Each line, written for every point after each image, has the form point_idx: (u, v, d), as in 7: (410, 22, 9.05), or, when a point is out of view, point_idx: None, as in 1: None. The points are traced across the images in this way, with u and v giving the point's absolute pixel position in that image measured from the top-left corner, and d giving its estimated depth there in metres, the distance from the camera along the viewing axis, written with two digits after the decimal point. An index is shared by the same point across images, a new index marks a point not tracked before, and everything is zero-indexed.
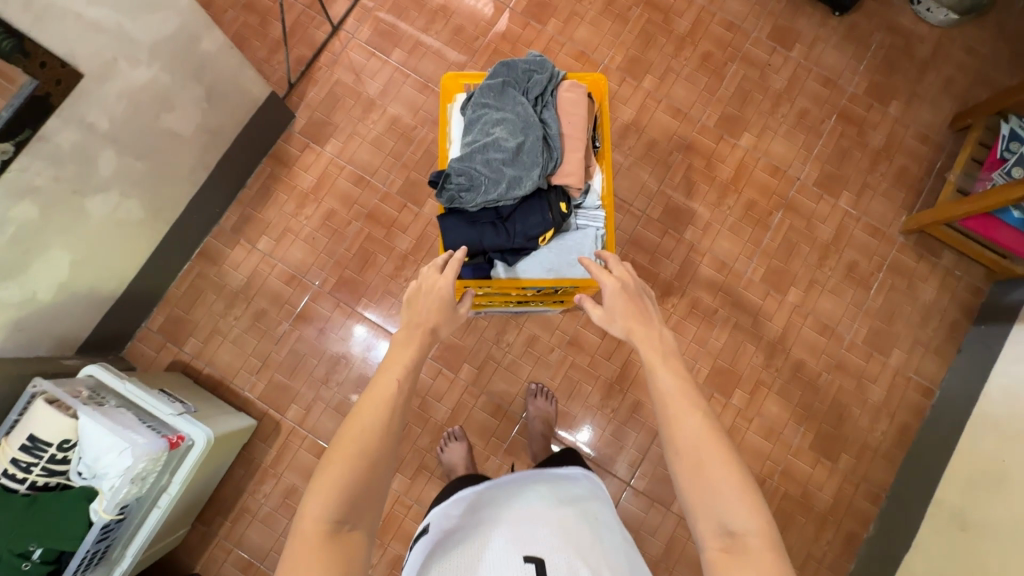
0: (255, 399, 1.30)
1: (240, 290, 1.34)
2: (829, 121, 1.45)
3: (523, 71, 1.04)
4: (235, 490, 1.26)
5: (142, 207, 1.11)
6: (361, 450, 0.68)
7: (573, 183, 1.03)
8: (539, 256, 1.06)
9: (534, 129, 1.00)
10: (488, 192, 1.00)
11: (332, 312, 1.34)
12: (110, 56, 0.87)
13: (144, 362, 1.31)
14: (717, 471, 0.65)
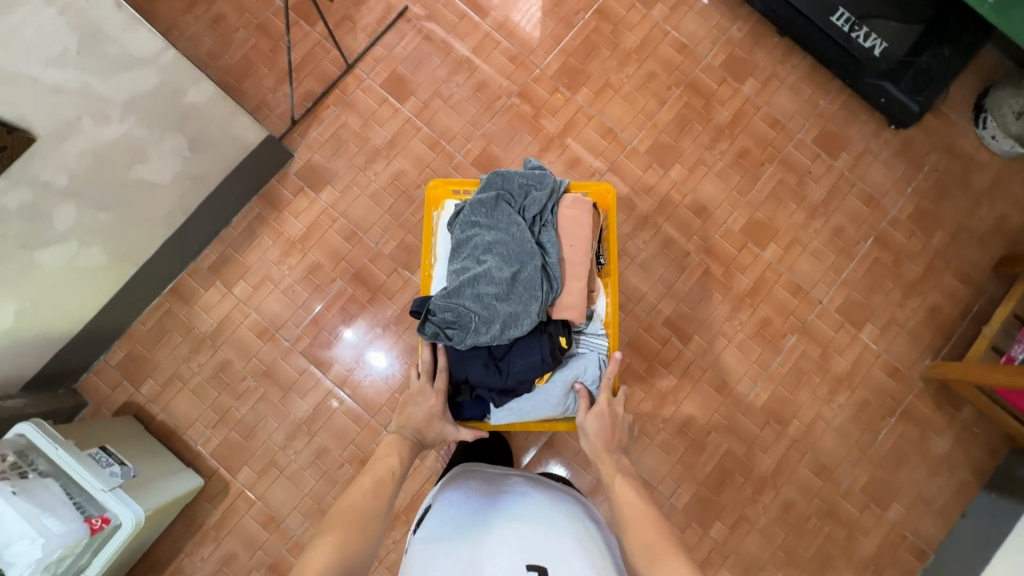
0: (298, 352, 1.25)
1: (297, 239, 1.28)
2: (933, 155, 1.35)
3: (521, 187, 1.06)
4: (263, 442, 1.23)
5: (106, 253, 1.01)
6: (356, 518, 0.78)
7: (573, 318, 1.05)
8: (538, 395, 1.06)
9: (531, 257, 1.01)
10: (479, 331, 1.00)
11: (387, 276, 1.27)
12: (71, 116, 0.76)
13: (178, 299, 1.25)
14: (648, 536, 0.76)
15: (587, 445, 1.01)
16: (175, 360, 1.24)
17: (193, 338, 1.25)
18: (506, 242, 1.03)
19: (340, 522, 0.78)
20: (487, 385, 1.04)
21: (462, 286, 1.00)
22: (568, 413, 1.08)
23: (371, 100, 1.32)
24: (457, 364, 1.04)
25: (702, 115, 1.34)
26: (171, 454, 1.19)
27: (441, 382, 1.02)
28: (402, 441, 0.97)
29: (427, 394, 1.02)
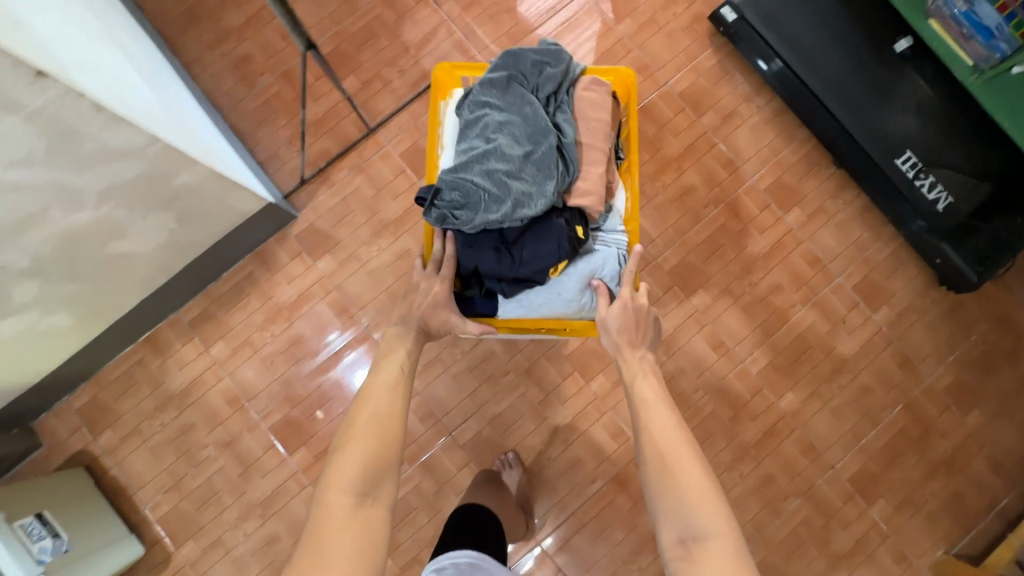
0: (266, 426, 1.18)
1: (286, 306, 1.21)
2: (983, 325, 1.22)
3: (534, 63, 1.01)
4: (215, 518, 1.16)
5: (74, 315, 0.94)
6: (374, 434, 0.80)
7: (589, 205, 0.99)
8: (552, 286, 1.01)
9: (545, 135, 0.96)
10: (489, 211, 0.94)
11: (373, 361, 1.20)
12: (35, 209, 0.68)
13: (151, 352, 1.19)
14: (682, 478, 0.71)
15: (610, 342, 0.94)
16: (138, 417, 1.18)
17: (159, 394, 1.18)
18: (518, 122, 0.98)
19: (349, 458, 0.77)
20: (498, 275, 0.98)
21: (474, 165, 0.96)
22: (583, 312, 1.03)
23: (388, 169, 1.24)
24: (467, 252, 0.98)
25: (736, 242, 1.24)
26: (115, 518, 1.12)
27: (449, 275, 0.98)
28: (409, 336, 0.96)
29: (436, 282, 0.98)
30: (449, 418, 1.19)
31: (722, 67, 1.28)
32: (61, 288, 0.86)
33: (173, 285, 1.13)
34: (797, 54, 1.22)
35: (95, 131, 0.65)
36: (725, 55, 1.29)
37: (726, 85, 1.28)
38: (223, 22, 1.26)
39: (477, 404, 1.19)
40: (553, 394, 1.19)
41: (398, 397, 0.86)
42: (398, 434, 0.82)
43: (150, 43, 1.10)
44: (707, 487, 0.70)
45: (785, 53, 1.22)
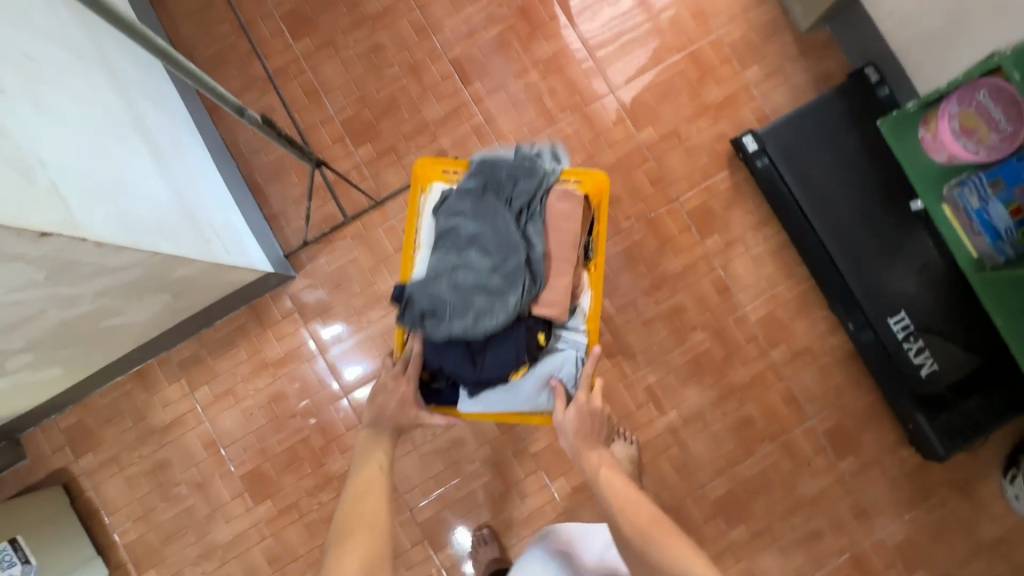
0: (236, 474, 1.23)
1: (273, 363, 1.24)
2: (944, 489, 1.24)
3: (508, 175, 0.94)
4: (178, 553, 1.22)
5: (66, 368, 0.98)
6: (368, 515, 0.88)
7: (554, 316, 0.93)
8: (511, 391, 0.95)
9: (516, 250, 0.89)
10: (451, 323, 0.88)
11: (347, 429, 1.24)
12: (32, 314, 0.72)
13: (139, 386, 1.23)
14: (668, 541, 0.79)
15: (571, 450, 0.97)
16: (119, 445, 1.23)
17: (142, 427, 1.23)
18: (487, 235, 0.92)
19: (350, 543, 0.84)
20: (459, 376, 0.93)
21: (434, 287, 0.90)
22: (544, 407, 0.99)
23: (391, 243, 1.27)
24: (432, 353, 0.93)
25: (717, 368, 1.26)
26: (86, 539, 1.18)
27: (416, 376, 0.95)
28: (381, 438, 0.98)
29: (401, 384, 0.95)
30: (411, 494, 1.23)
31: (735, 191, 1.28)
32: (57, 355, 0.91)
33: (169, 334, 1.17)
34: (810, 195, 1.21)
35: (94, 260, 0.68)
36: (740, 180, 1.28)
37: (735, 209, 1.28)
38: (251, 72, 1.28)
39: (440, 485, 1.24)
40: (514, 488, 1.23)
41: (383, 476, 0.94)
42: (388, 509, 0.90)
43: (179, 104, 1.13)
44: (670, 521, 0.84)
45: (799, 192, 1.21)
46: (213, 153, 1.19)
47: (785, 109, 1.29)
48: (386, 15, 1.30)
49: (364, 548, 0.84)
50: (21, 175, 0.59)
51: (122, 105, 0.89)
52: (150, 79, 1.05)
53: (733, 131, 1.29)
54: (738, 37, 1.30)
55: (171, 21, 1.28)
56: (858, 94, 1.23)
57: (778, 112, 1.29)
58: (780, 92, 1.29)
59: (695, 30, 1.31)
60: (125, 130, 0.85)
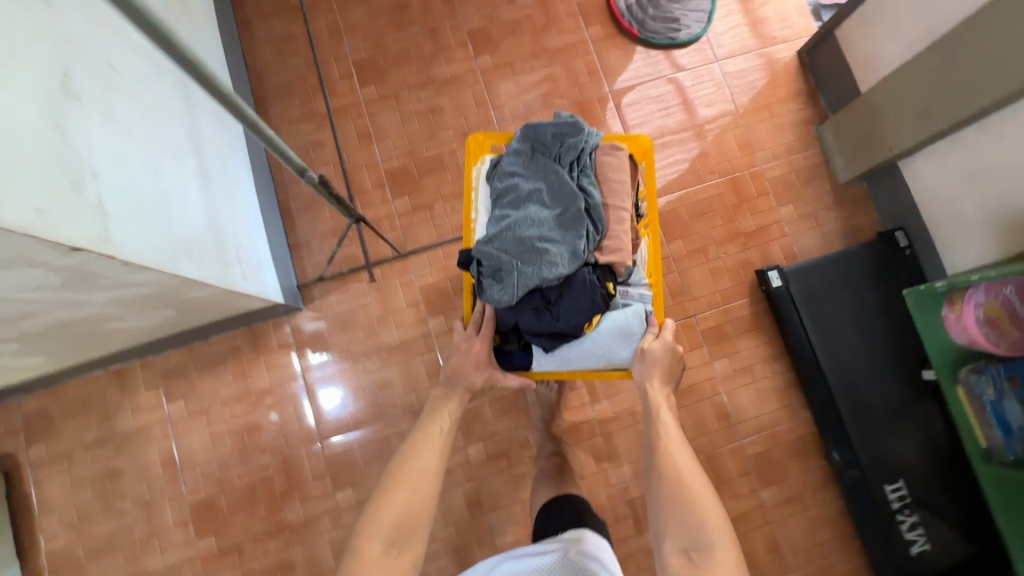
0: (187, 499, 1.16)
1: (257, 390, 1.20)
2: None
3: (554, 134, 1.01)
4: (100, 574, 1.12)
5: (47, 358, 0.94)
6: (418, 482, 0.86)
7: (619, 260, 0.99)
8: (586, 345, 1.00)
9: (573, 201, 0.97)
10: (524, 276, 0.94)
11: (315, 476, 1.18)
12: (33, 312, 0.70)
13: (114, 384, 1.19)
14: (698, 499, 0.80)
15: (641, 381, 1.00)
16: (75, 443, 1.17)
17: (105, 428, 1.17)
18: (542, 192, 0.99)
19: (387, 510, 0.81)
20: (534, 333, 0.98)
21: (503, 241, 0.96)
22: (617, 361, 1.02)
23: (405, 296, 1.26)
24: (506, 312, 0.99)
25: None
26: (9, 537, 1.10)
27: (489, 337, 1.00)
28: (454, 394, 1.00)
29: (475, 342, 1.01)
30: None
31: (752, 320, 1.28)
32: (38, 348, 0.87)
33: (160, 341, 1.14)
34: (825, 343, 1.21)
35: (114, 275, 0.67)
36: (759, 311, 1.29)
37: (749, 338, 1.28)
38: (312, 106, 1.32)
39: None
40: None
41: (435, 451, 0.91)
42: (433, 485, 0.87)
43: (236, 124, 1.16)
44: (719, 522, 0.77)
45: (815, 337, 1.21)
46: (255, 174, 1.21)
47: (812, 252, 1.32)
48: (452, 81, 1.35)
49: (401, 509, 0.81)
50: (71, 185, 0.58)
51: (185, 121, 0.91)
52: None
53: (760, 262, 1.31)
54: (779, 175, 1.35)
55: (250, 45, 1.34)
56: (886, 256, 1.26)
57: (805, 253, 1.32)
58: (811, 235, 1.32)
59: (740, 160, 1.35)
60: (182, 147, 0.87)
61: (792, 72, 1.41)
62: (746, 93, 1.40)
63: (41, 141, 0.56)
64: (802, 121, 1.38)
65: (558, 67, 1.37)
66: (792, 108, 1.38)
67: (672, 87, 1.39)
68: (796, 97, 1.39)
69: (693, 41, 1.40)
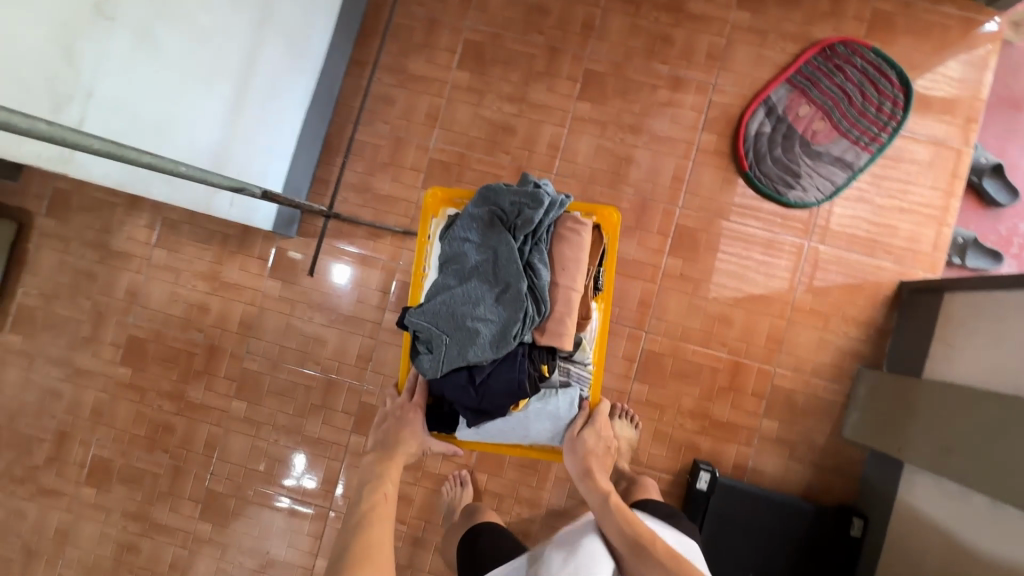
0: (127, 330, 1.31)
1: (223, 280, 1.30)
2: None
3: (512, 201, 0.83)
4: (43, 344, 1.32)
5: None
6: (380, 522, 0.82)
7: (561, 341, 0.83)
8: (512, 426, 0.89)
9: (516, 278, 0.81)
10: (448, 353, 0.82)
11: (226, 375, 1.29)
12: None
13: (125, 207, 1.32)
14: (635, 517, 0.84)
15: (578, 475, 0.91)
16: (76, 234, 1.33)
17: (101, 237, 1.32)
18: (486, 261, 0.83)
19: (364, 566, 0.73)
20: (460, 405, 0.85)
21: (435, 309, 0.82)
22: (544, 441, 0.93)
23: (379, 279, 1.29)
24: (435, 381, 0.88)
25: None
26: None
27: (423, 401, 0.92)
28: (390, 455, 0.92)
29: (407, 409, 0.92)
30: (222, 464, 1.28)
31: (661, 497, 1.23)
32: None
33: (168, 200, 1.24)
34: (705, 569, 1.14)
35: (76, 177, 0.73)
36: (673, 496, 1.22)
37: None
38: (405, 61, 1.30)
39: (245, 477, 1.28)
40: (290, 532, 1.27)
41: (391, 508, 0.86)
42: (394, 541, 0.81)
43: (317, 48, 1.17)
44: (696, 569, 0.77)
45: None
46: (314, 102, 1.23)
47: (764, 478, 1.21)
48: (541, 110, 1.28)
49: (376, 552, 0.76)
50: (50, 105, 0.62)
51: (243, 41, 0.92)
52: (306, 17, 1.09)
53: (706, 453, 1.22)
54: (786, 388, 1.22)
55: None
56: (826, 533, 1.14)
57: (756, 475, 1.21)
58: (775, 462, 1.21)
59: (759, 349, 1.23)
60: (223, 69, 0.89)
61: (879, 297, 1.22)
62: (815, 288, 1.24)
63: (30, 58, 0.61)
64: (850, 351, 1.21)
65: (647, 153, 1.26)
66: (849, 333, 1.22)
67: (746, 238, 1.25)
68: (862, 324, 1.22)
69: (799, 207, 1.23)
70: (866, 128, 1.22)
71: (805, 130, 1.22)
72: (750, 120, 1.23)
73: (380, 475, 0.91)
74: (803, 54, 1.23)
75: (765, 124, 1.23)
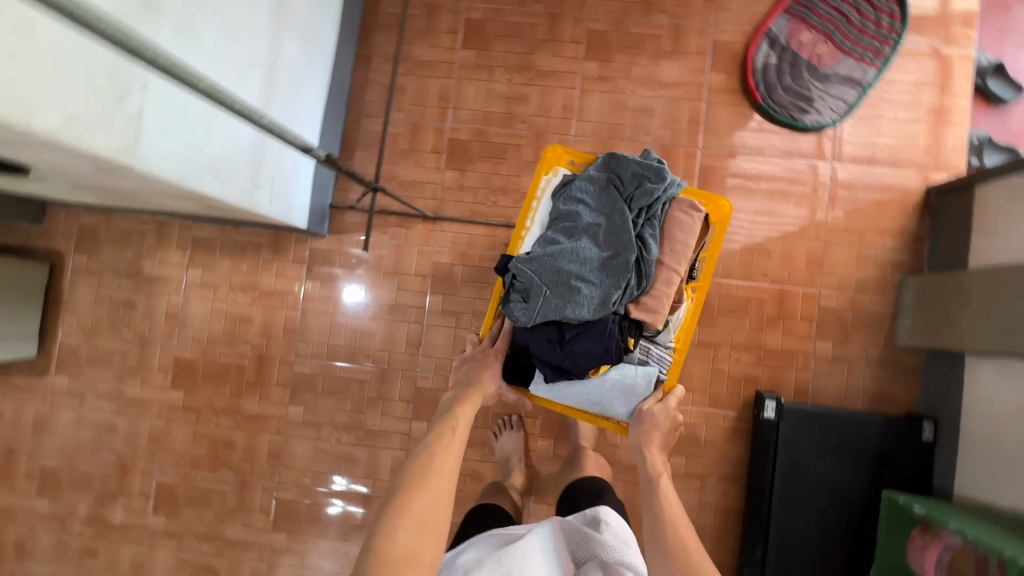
0: (173, 353, 1.31)
1: (261, 290, 1.31)
2: None
3: (635, 174, 0.91)
4: (91, 379, 1.32)
5: (95, 198, 1.06)
6: (444, 469, 0.78)
7: (652, 320, 0.89)
8: (586, 387, 0.93)
9: (627, 247, 0.88)
10: (547, 305, 0.87)
11: (279, 383, 1.29)
12: (77, 176, 0.79)
13: (154, 232, 1.33)
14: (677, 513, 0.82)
15: (637, 445, 0.95)
16: (108, 266, 1.33)
17: (135, 265, 1.33)
18: (601, 226, 0.90)
19: (415, 500, 0.72)
20: (542, 357, 0.91)
21: (542, 261, 0.88)
22: (612, 412, 0.97)
23: (417, 264, 1.29)
24: (523, 333, 0.93)
25: None
26: (36, 318, 1.29)
27: (503, 349, 0.96)
28: (468, 394, 0.92)
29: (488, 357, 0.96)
30: (287, 471, 1.28)
31: (729, 434, 1.23)
32: (83, 190, 0.97)
33: (198, 216, 1.25)
34: (786, 495, 1.14)
35: (139, 176, 0.74)
36: (740, 431, 1.23)
37: (715, 449, 1.24)
38: (410, 49, 1.32)
39: (312, 481, 1.27)
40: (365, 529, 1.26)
41: (458, 446, 0.83)
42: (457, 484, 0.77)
43: (326, 45, 1.19)
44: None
45: (779, 484, 1.14)
46: (329, 99, 1.24)
47: (826, 400, 1.22)
48: (550, 76, 1.30)
49: (426, 499, 0.72)
50: (117, 98, 0.64)
51: (266, 35, 0.94)
52: (314, 13, 1.11)
53: (765, 383, 1.23)
54: (834, 307, 1.23)
55: None
56: (900, 441, 1.14)
57: (818, 397, 1.22)
58: (834, 382, 1.22)
59: (801, 274, 1.24)
60: (253, 63, 0.91)
61: (909, 205, 1.24)
62: (845, 206, 1.25)
63: (100, 48, 0.60)
64: (890, 262, 1.23)
65: (660, 101, 1.28)
66: (885, 244, 1.23)
67: (769, 169, 1.27)
68: (897, 234, 1.24)
69: (816, 130, 1.25)
70: (869, 44, 1.25)
71: (810, 55, 1.25)
72: (756, 54, 1.26)
73: (450, 417, 0.88)
74: None
75: (771, 55, 1.26)
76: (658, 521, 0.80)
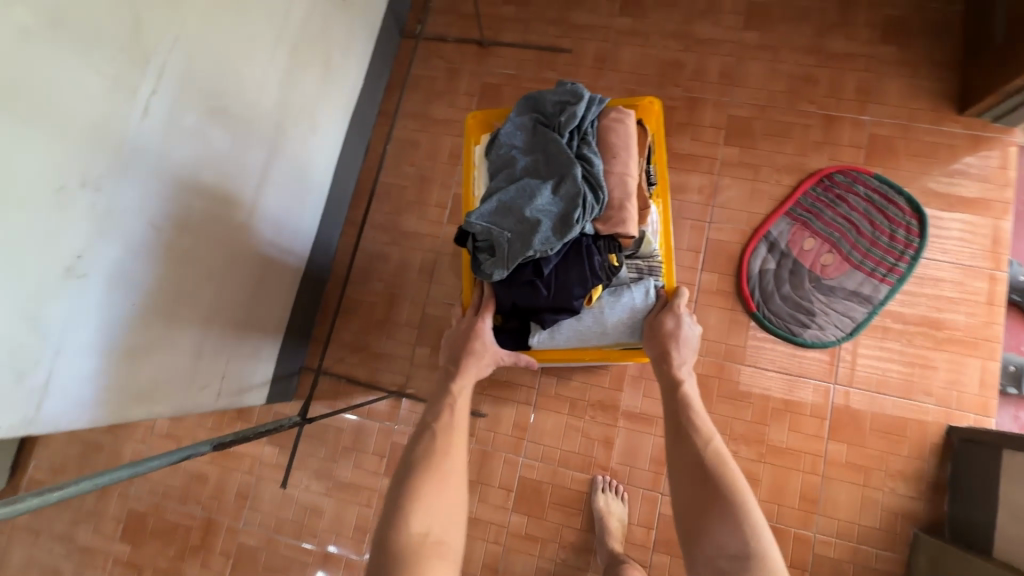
0: (128, 503, 1.30)
1: (221, 449, 1.29)
2: None
3: (554, 101, 0.78)
4: (49, 520, 1.32)
5: None
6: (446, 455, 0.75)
7: (629, 226, 0.76)
8: (585, 319, 0.83)
9: (569, 165, 0.73)
10: (515, 254, 0.73)
11: (223, 551, 1.25)
12: None
13: None
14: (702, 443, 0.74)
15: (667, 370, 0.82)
16: None
17: None
18: (538, 162, 0.76)
19: (424, 483, 0.71)
20: (529, 306, 0.78)
21: (490, 211, 0.74)
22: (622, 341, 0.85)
23: (376, 443, 1.25)
24: (502, 289, 0.79)
25: None
26: (11, 454, 1.32)
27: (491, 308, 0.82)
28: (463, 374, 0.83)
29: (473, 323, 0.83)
30: None
31: None
32: None
33: None
34: None
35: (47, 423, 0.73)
36: None
37: None
38: (398, 219, 1.33)
39: None
40: None
41: (458, 427, 0.79)
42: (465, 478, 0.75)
43: (309, 222, 1.21)
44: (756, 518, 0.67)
45: None
46: (309, 269, 1.25)
47: None
48: None
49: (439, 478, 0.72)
50: (15, 377, 0.63)
51: (226, 241, 0.96)
52: (294, 199, 1.13)
53: None
54: (831, 558, 1.06)
55: (379, 136, 1.38)
56: None
57: None
58: None
59: (793, 512, 1.09)
60: (204, 274, 0.92)
61: (925, 446, 1.08)
62: (847, 436, 1.11)
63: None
64: (901, 513, 1.06)
65: None
66: (895, 490, 1.07)
67: (762, 383, 1.15)
68: (909, 478, 1.07)
69: (818, 347, 1.14)
70: (881, 257, 1.14)
71: (813, 264, 1.16)
72: (752, 258, 1.18)
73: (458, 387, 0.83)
74: (800, 187, 1.19)
75: (769, 261, 1.17)
76: (694, 479, 0.71)
